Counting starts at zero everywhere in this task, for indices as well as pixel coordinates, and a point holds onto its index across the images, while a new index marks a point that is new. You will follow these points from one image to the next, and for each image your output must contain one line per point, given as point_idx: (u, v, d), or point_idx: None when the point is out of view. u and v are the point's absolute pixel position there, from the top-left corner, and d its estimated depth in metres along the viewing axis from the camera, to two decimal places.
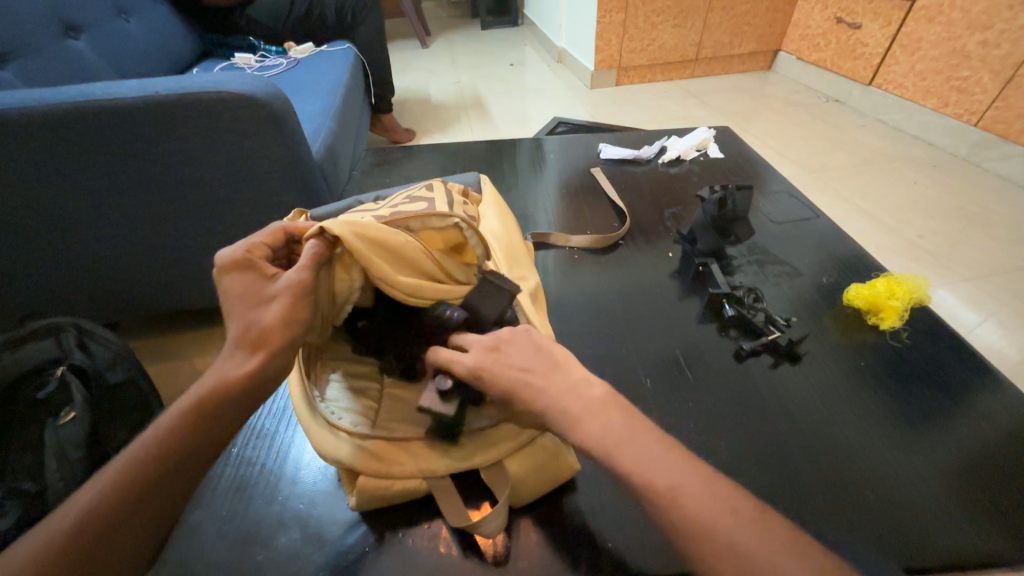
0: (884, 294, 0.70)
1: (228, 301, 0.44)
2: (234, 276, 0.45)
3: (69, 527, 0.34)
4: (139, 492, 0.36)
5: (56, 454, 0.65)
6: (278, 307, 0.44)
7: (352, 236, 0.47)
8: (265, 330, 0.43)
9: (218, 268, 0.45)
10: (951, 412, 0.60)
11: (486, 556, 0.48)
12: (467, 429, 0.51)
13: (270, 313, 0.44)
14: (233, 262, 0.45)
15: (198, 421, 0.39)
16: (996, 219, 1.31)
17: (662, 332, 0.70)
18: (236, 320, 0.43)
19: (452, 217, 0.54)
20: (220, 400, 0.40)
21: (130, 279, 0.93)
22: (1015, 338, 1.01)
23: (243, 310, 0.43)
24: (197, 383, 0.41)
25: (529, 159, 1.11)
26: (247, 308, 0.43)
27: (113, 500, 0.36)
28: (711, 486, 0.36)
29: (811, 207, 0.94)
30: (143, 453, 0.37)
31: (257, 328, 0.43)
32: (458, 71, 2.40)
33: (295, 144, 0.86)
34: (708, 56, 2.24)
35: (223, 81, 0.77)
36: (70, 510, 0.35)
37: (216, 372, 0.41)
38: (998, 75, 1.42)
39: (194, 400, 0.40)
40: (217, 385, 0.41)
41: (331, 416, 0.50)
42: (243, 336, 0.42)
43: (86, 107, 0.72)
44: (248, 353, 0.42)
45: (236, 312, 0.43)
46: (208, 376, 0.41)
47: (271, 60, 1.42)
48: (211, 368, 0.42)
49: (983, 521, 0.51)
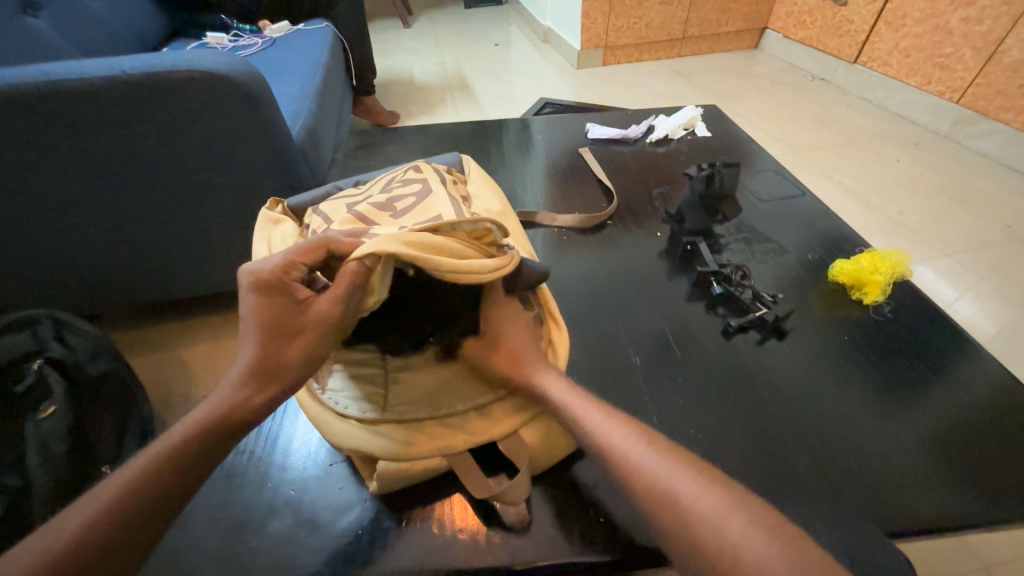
0: (867, 269, 0.71)
1: (249, 326, 0.43)
2: (261, 301, 0.43)
3: (64, 538, 0.34)
4: (138, 504, 0.36)
5: (38, 449, 0.63)
6: (298, 342, 0.44)
7: (410, 249, 0.44)
8: (279, 365, 0.43)
9: (247, 286, 0.43)
10: (929, 381, 0.62)
11: (511, 525, 0.49)
12: (478, 404, 0.51)
13: (290, 347, 0.43)
14: (263, 285, 0.43)
15: (197, 434, 0.39)
16: (976, 195, 1.34)
17: (651, 311, 0.70)
18: (253, 349, 0.43)
19: (487, 222, 0.52)
20: (220, 418, 0.40)
21: (107, 267, 0.90)
22: (992, 311, 1.04)
23: (264, 341, 0.43)
24: (205, 402, 0.42)
25: (516, 140, 1.09)
26: (267, 341, 0.43)
27: (113, 510, 0.35)
28: None
29: (798, 184, 0.94)
30: (141, 465, 0.37)
31: (269, 360, 0.43)
32: (441, 51, 2.34)
33: (273, 126, 0.84)
34: (695, 35, 2.21)
35: (194, 59, 0.73)
36: (66, 521, 0.35)
37: (221, 399, 0.41)
38: (979, 52, 1.43)
39: (195, 418, 0.40)
40: (222, 407, 0.41)
41: (337, 406, 0.50)
42: (256, 368, 0.42)
43: (49, 89, 0.68)
44: (255, 387, 0.42)
45: (256, 342, 0.43)
46: (209, 398, 0.42)
47: (245, 39, 1.36)
48: (216, 389, 0.43)
49: (958, 483, 0.53)
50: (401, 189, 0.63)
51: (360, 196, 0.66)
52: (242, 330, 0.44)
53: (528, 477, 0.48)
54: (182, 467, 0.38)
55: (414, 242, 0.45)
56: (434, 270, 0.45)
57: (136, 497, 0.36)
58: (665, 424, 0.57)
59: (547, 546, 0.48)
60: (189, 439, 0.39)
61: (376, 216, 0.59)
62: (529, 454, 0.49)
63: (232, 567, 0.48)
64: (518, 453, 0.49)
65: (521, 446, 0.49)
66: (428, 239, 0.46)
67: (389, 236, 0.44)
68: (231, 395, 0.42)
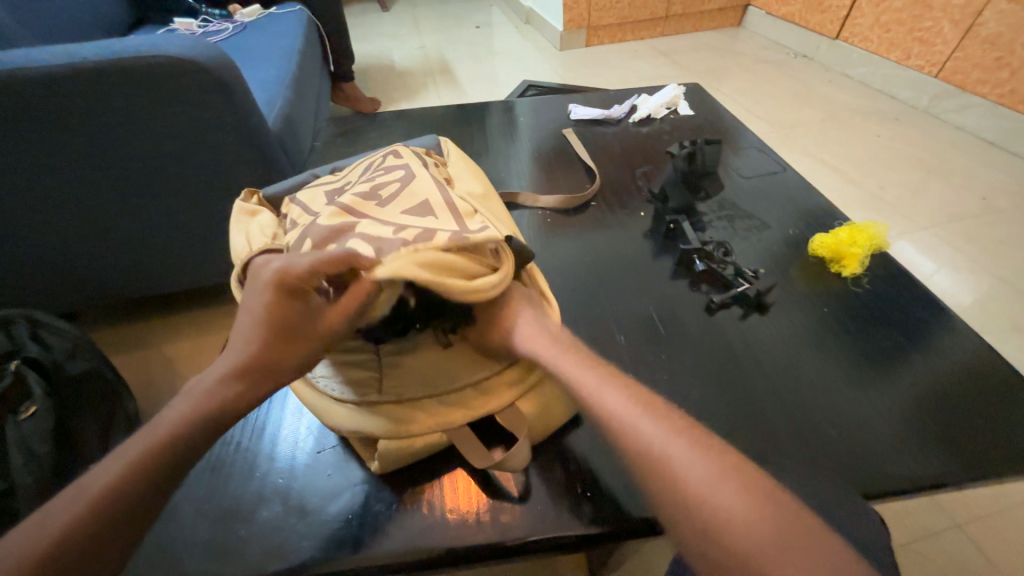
0: (845, 242, 0.73)
1: (255, 319, 0.43)
2: (279, 299, 0.44)
3: (36, 541, 0.33)
4: (115, 506, 0.35)
5: (20, 451, 0.62)
6: (299, 347, 0.44)
7: (429, 276, 0.45)
8: (274, 364, 0.43)
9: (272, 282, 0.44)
10: (905, 350, 0.64)
11: (513, 494, 0.50)
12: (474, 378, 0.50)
13: (291, 350, 0.44)
14: (285, 284, 0.44)
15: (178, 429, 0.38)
16: (953, 168, 1.36)
17: (636, 291, 0.70)
18: (257, 346, 0.43)
19: (491, 229, 0.52)
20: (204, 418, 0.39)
21: (81, 264, 0.88)
22: (967, 283, 1.06)
23: (271, 341, 0.43)
24: (191, 397, 0.40)
25: (498, 124, 1.08)
26: (274, 339, 0.43)
27: (90, 512, 0.34)
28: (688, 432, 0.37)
29: (779, 161, 0.95)
30: (121, 464, 0.36)
31: (266, 357, 0.43)
32: (421, 35, 2.29)
33: (247, 113, 0.81)
34: (678, 13, 2.19)
35: (159, 44, 0.71)
36: (41, 520, 0.34)
37: (205, 394, 0.40)
38: (957, 25, 1.44)
39: (176, 415, 0.39)
40: (207, 399, 0.40)
41: (332, 391, 0.50)
42: (255, 366, 0.42)
43: (5, 78, 0.65)
44: (245, 383, 0.42)
45: (258, 337, 0.43)
46: (191, 390, 0.41)
47: (214, 24, 1.31)
48: (201, 380, 0.42)
49: (933, 446, 0.55)
50: (384, 175, 0.62)
51: (343, 185, 0.65)
52: (246, 324, 0.44)
53: (528, 444, 0.48)
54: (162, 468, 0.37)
55: (429, 263, 0.46)
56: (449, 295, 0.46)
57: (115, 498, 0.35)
58: None
59: (538, 520, 0.48)
60: (170, 440, 0.38)
61: (364, 206, 0.57)
62: (528, 426, 0.49)
63: (223, 557, 0.48)
64: (518, 425, 0.48)
65: (520, 418, 0.49)
66: (444, 257, 0.47)
67: (410, 260, 0.46)
68: (216, 391, 0.41)
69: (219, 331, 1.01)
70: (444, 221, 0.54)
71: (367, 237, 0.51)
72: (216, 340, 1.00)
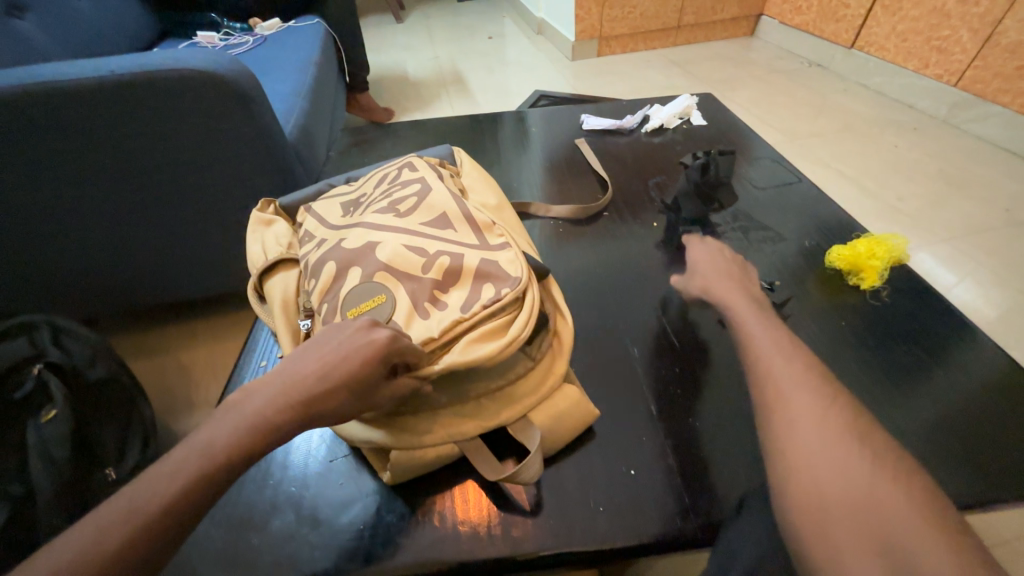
0: (864, 254, 0.72)
1: (326, 366, 0.37)
2: (367, 360, 0.38)
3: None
4: (136, 546, 0.30)
5: (40, 455, 0.63)
6: (355, 408, 0.39)
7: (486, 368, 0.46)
8: (322, 414, 0.37)
9: (376, 343, 0.39)
10: (929, 366, 0.62)
11: (523, 506, 0.50)
12: (489, 390, 0.49)
13: (347, 408, 0.38)
14: (378, 352, 0.39)
15: (214, 453, 0.34)
16: (974, 179, 1.33)
17: (649, 302, 0.70)
18: (323, 394, 0.37)
19: (510, 245, 0.56)
20: (243, 444, 0.34)
21: (103, 270, 0.90)
22: (991, 297, 1.04)
23: (336, 398, 0.37)
24: (238, 415, 0.35)
25: (511, 134, 1.09)
26: (342, 397, 0.37)
27: (110, 552, 0.29)
28: None
29: (794, 171, 0.94)
30: (148, 494, 0.32)
31: (321, 407, 0.37)
32: (435, 46, 2.32)
33: (266, 123, 0.83)
34: (690, 23, 2.19)
35: (183, 57, 0.73)
36: (56, 550, 0.29)
37: (255, 415, 0.35)
38: (977, 33, 1.42)
39: (212, 440, 0.34)
40: (247, 423, 0.35)
41: None
42: (304, 411, 0.36)
43: (36, 91, 0.67)
44: (290, 420, 0.36)
45: (324, 384, 0.37)
46: (233, 413, 0.35)
47: (235, 37, 1.35)
48: (244, 401, 0.36)
49: (959, 466, 0.53)
50: (401, 189, 0.63)
51: (359, 197, 0.66)
52: (319, 365, 0.38)
53: (540, 456, 0.47)
54: (190, 502, 0.32)
55: (491, 333, 0.47)
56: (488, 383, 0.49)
57: (138, 535, 0.30)
58: (664, 415, 0.57)
59: (550, 535, 0.48)
60: (204, 472, 0.33)
61: (382, 219, 0.58)
62: (540, 439, 0.48)
63: (236, 565, 0.48)
64: (528, 437, 0.48)
65: (531, 428, 0.49)
66: (506, 323, 0.48)
67: (474, 351, 0.45)
68: (262, 418, 0.35)
69: (233, 338, 1.02)
70: (463, 236, 0.56)
71: (392, 269, 0.52)
72: (231, 346, 1.01)
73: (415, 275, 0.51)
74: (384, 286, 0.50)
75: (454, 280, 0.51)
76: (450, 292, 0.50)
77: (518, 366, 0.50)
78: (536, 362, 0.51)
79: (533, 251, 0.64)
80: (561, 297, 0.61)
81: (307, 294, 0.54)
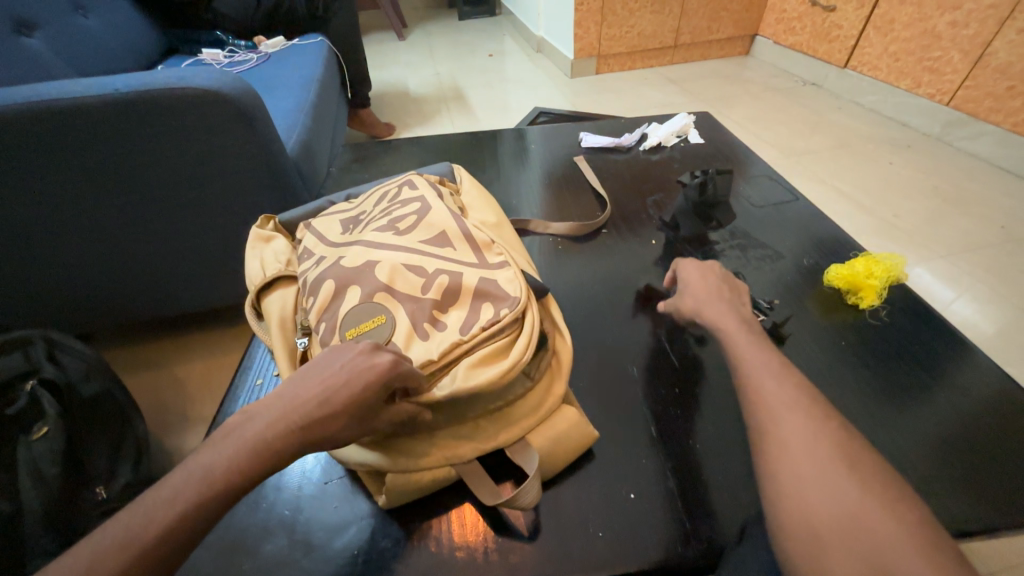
0: (863, 273, 0.71)
1: (327, 389, 0.37)
2: (368, 383, 0.38)
3: None
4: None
5: (30, 473, 0.62)
6: (356, 433, 0.38)
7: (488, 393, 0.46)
8: (321, 439, 0.36)
9: (377, 367, 0.38)
10: (929, 385, 0.62)
11: (521, 530, 0.49)
12: (488, 412, 0.49)
13: (346, 433, 0.37)
14: (380, 376, 0.38)
15: (210, 477, 0.33)
16: (969, 196, 1.34)
17: (647, 320, 0.70)
18: (324, 417, 0.36)
19: (509, 263, 0.56)
20: (239, 470, 0.34)
21: (101, 284, 0.90)
22: (990, 313, 1.04)
23: (337, 420, 0.37)
24: (234, 440, 0.35)
25: (510, 150, 1.10)
26: (342, 421, 0.37)
27: None
28: None
29: (791, 190, 0.94)
30: (142, 524, 0.31)
31: (322, 431, 0.36)
32: (437, 63, 2.36)
33: (267, 140, 0.84)
34: (687, 43, 2.23)
35: (187, 77, 0.74)
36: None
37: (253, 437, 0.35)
38: (968, 55, 1.44)
39: (210, 466, 0.33)
40: (245, 447, 0.34)
41: None
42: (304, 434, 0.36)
43: (42, 109, 0.68)
44: (287, 443, 0.35)
45: (323, 408, 0.37)
46: (231, 437, 0.35)
47: (239, 55, 1.37)
48: (242, 426, 0.36)
49: (963, 489, 0.52)
50: (401, 208, 0.63)
51: (358, 215, 0.66)
52: (319, 389, 0.37)
53: (538, 480, 0.46)
54: (185, 528, 0.31)
55: (491, 355, 0.47)
56: (489, 407, 0.48)
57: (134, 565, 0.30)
58: (663, 436, 0.56)
59: (548, 560, 0.47)
60: (199, 500, 0.32)
61: (381, 237, 0.59)
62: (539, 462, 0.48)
63: None
64: (527, 460, 0.47)
65: (530, 450, 0.48)
66: (506, 344, 0.48)
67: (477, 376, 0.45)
68: (260, 441, 0.35)
69: (230, 353, 1.02)
70: (462, 254, 0.56)
71: (391, 289, 0.52)
72: (227, 361, 1.00)
73: (415, 295, 0.51)
74: (385, 308, 0.50)
75: (453, 300, 0.51)
76: (450, 312, 0.50)
77: (518, 387, 0.49)
78: (535, 383, 0.51)
79: (532, 269, 0.65)
80: (560, 318, 0.60)
81: (305, 313, 0.54)
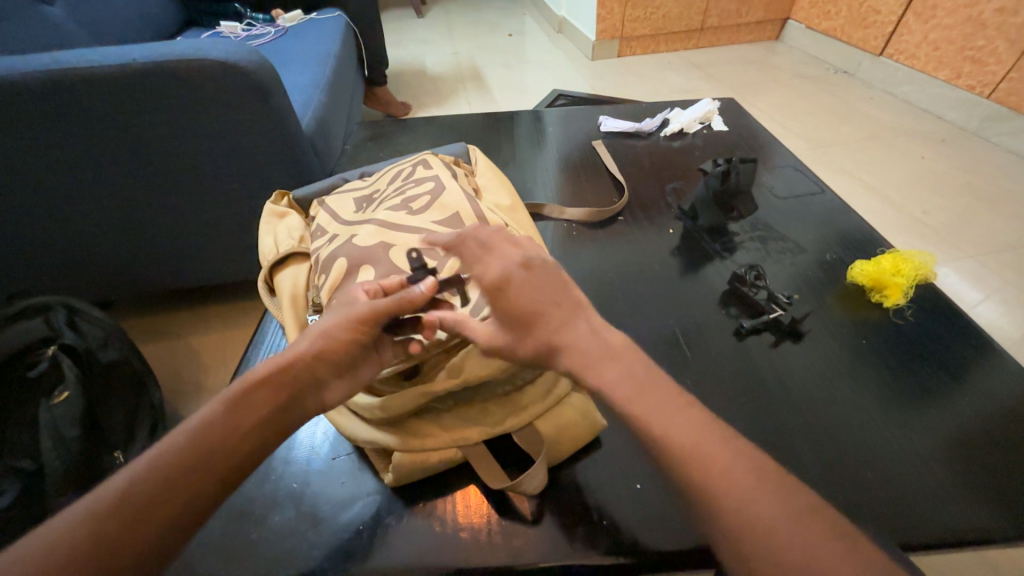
0: (889, 271, 0.69)
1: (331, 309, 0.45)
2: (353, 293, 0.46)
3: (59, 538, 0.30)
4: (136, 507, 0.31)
5: (52, 436, 0.64)
6: (341, 327, 0.41)
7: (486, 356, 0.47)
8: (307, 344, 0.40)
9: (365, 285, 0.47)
10: (951, 389, 0.60)
11: (523, 515, 0.49)
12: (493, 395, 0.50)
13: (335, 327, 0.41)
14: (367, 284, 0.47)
15: (212, 439, 0.35)
16: (1004, 194, 1.28)
17: (661, 310, 0.68)
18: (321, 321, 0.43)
19: None
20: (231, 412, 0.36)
21: (121, 255, 0.91)
22: (1017, 316, 1.00)
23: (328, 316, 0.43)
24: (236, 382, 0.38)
25: (528, 133, 1.07)
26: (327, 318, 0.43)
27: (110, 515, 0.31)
28: (740, 459, 0.35)
29: (817, 181, 0.91)
30: (146, 482, 0.32)
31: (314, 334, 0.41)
32: (455, 42, 2.31)
33: (284, 117, 0.83)
34: (714, 25, 2.15)
35: (205, 48, 0.73)
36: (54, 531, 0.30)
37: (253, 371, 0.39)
38: (1014, 45, 1.37)
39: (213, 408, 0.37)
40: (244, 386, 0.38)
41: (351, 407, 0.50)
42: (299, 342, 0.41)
43: (62, 77, 0.68)
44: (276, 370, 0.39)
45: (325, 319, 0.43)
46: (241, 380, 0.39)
47: (258, 28, 1.36)
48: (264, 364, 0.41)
49: (979, 496, 0.51)
50: (415, 188, 0.62)
51: (372, 194, 0.65)
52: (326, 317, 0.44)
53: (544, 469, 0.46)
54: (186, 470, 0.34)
55: None
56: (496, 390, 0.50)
57: (140, 519, 0.31)
58: None
59: (550, 546, 0.47)
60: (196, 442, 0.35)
61: (395, 218, 0.58)
62: (546, 447, 0.48)
63: (233, 558, 0.48)
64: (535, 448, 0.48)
65: (536, 438, 0.48)
66: None
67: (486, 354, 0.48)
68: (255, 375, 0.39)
69: (243, 327, 1.03)
70: None
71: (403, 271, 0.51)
72: (240, 335, 1.02)
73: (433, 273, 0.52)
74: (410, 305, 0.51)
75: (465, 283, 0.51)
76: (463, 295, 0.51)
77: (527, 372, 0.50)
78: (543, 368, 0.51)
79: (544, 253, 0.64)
80: None
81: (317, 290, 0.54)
